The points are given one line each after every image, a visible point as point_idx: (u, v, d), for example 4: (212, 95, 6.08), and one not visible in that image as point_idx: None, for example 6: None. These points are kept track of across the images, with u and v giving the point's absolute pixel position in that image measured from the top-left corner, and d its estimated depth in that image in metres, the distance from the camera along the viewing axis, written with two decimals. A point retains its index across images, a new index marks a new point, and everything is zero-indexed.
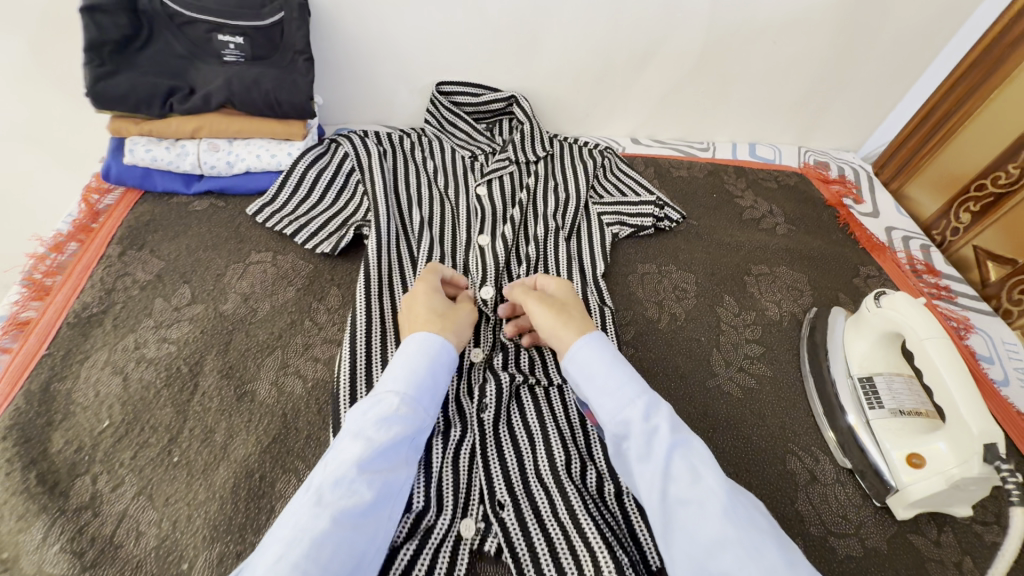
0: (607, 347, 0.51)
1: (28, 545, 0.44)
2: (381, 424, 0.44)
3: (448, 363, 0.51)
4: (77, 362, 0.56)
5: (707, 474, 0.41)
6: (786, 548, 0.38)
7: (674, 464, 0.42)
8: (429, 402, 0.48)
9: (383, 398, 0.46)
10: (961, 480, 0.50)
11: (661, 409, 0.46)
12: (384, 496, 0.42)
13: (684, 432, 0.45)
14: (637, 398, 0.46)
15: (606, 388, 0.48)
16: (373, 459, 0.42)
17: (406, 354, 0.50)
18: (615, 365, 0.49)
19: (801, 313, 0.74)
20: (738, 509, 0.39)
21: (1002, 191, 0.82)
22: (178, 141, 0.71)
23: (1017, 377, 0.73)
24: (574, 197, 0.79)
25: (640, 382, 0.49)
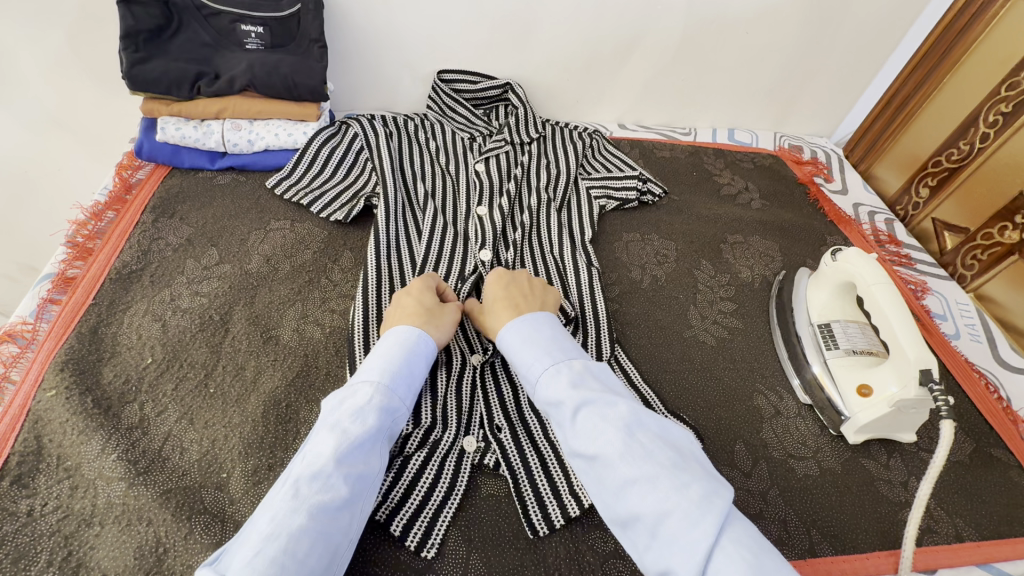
0: (527, 324, 0.56)
1: (89, 454, 0.51)
2: (355, 415, 0.46)
3: (424, 353, 0.54)
4: (121, 311, 0.63)
5: (606, 424, 0.45)
6: (680, 470, 0.41)
7: (582, 422, 0.46)
8: (403, 388, 0.51)
9: (360, 389, 0.49)
10: (901, 401, 0.57)
11: (567, 373, 0.50)
12: (360, 487, 0.44)
13: (590, 389, 0.48)
14: (549, 370, 0.51)
15: (523, 365, 0.53)
16: (348, 453, 0.44)
17: (384, 348, 0.53)
18: (529, 339, 0.54)
19: (771, 276, 0.81)
20: (637, 444, 0.43)
21: (955, 166, 0.90)
22: (204, 121, 0.79)
23: (967, 331, 0.80)
24: (565, 174, 0.86)
25: (553, 352, 0.52)
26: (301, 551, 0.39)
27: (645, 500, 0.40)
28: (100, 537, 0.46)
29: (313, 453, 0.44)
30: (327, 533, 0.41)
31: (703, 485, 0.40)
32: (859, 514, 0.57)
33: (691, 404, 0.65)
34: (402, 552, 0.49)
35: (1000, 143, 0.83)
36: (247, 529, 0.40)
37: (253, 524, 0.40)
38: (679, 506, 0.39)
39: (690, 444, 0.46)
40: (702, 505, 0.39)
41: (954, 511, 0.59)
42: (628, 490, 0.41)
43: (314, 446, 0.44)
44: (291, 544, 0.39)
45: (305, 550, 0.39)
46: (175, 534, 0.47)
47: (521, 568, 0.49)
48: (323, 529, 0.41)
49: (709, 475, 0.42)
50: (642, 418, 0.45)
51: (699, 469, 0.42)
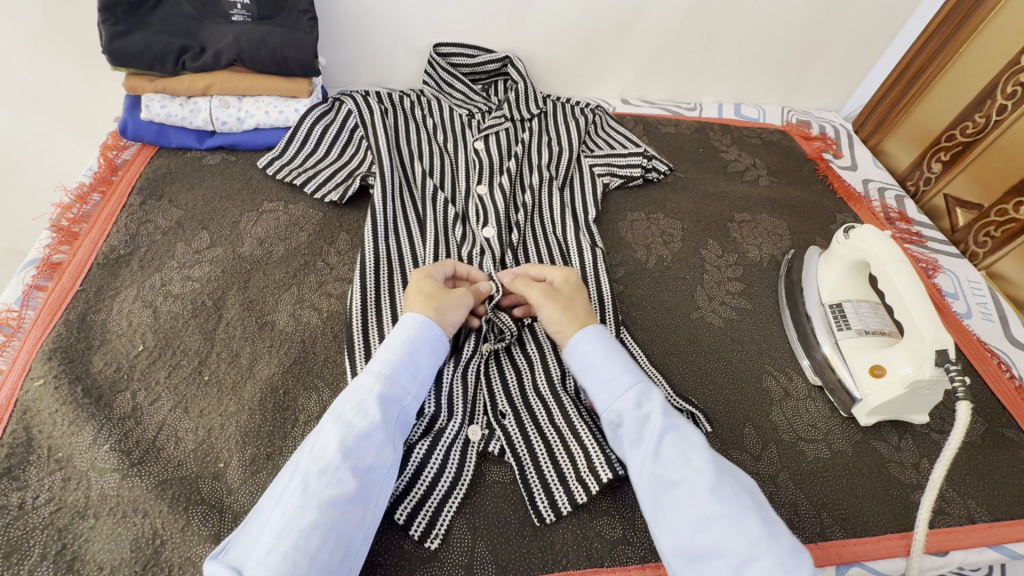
0: (602, 337, 0.54)
1: (80, 445, 0.49)
2: (359, 407, 0.46)
3: (431, 340, 0.52)
4: (110, 297, 0.60)
5: (696, 457, 0.45)
6: (766, 518, 0.42)
7: (665, 449, 0.46)
8: (407, 378, 0.50)
9: (364, 380, 0.48)
10: (915, 382, 0.56)
11: (653, 397, 0.49)
12: (368, 479, 0.43)
13: (676, 417, 0.48)
14: (632, 388, 0.50)
15: (604, 378, 0.51)
16: (353, 446, 0.44)
17: (389, 335, 0.52)
18: (611, 355, 0.53)
19: (780, 255, 0.79)
20: (725, 484, 0.43)
21: (969, 140, 0.87)
22: (190, 98, 0.75)
23: (979, 310, 0.78)
24: (567, 151, 0.83)
25: (636, 372, 0.52)
26: (312, 547, 0.38)
27: (730, 539, 0.40)
28: (95, 530, 0.45)
29: (320, 447, 0.44)
30: (339, 527, 0.40)
31: (789, 537, 0.41)
32: (870, 497, 0.56)
33: (699, 387, 0.63)
34: (405, 541, 0.48)
35: (1016, 117, 0.80)
36: (259, 525, 0.40)
37: (267, 520, 0.40)
38: (769, 553, 0.39)
39: (760, 492, 0.46)
40: (791, 554, 0.39)
41: (966, 492, 0.58)
42: (708, 525, 0.41)
43: (321, 440, 0.44)
44: (301, 540, 0.38)
45: (317, 545, 0.39)
46: (172, 526, 0.46)
47: (527, 556, 0.48)
48: (334, 524, 0.40)
49: (783, 527, 0.42)
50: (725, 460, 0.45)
51: (774, 517, 0.43)
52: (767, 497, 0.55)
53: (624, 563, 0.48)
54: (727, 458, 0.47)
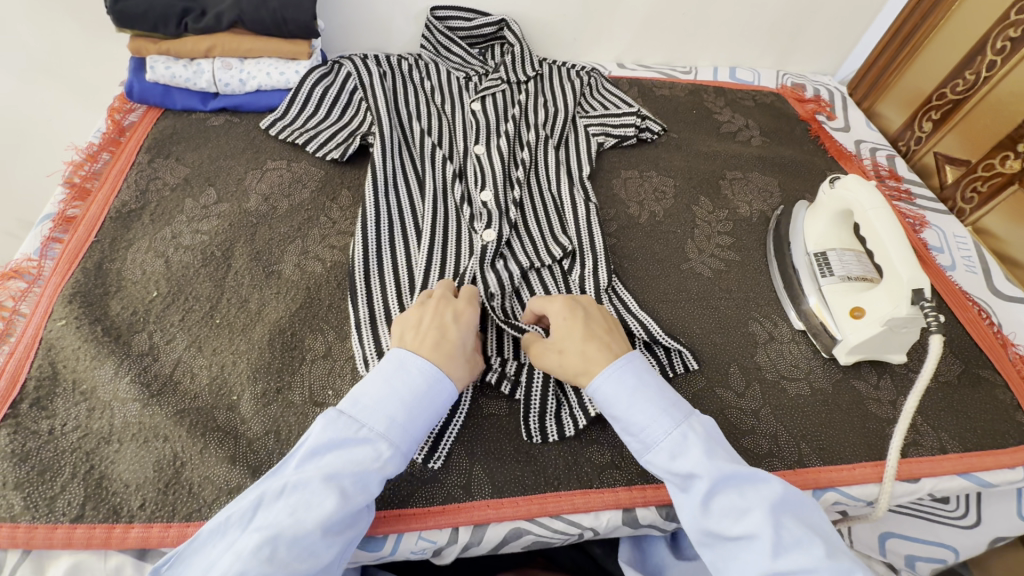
0: (623, 376, 0.50)
1: (103, 378, 0.52)
2: (359, 478, 0.43)
3: (445, 413, 0.49)
4: (123, 249, 0.63)
5: (751, 509, 0.42)
6: (838, 562, 0.39)
7: (716, 503, 0.44)
8: (414, 453, 0.47)
9: (372, 442, 0.44)
10: (893, 320, 0.58)
11: (694, 439, 0.46)
12: (339, 555, 0.41)
13: (722, 463, 0.44)
14: (668, 438, 0.47)
15: (637, 425, 0.48)
16: (339, 521, 0.41)
17: (412, 390, 0.47)
18: (637, 398, 0.49)
19: (770, 211, 0.82)
20: (787, 533, 0.41)
21: (959, 97, 0.88)
22: (193, 60, 0.77)
23: (963, 263, 0.80)
24: (562, 112, 0.85)
25: (667, 413, 0.48)
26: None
27: None
28: (120, 453, 0.48)
29: (303, 506, 0.40)
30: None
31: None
32: (848, 429, 0.59)
33: (688, 331, 0.66)
34: (408, 464, 0.51)
35: (1006, 71, 0.81)
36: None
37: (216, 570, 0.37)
38: None
39: (828, 520, 0.44)
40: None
41: (939, 425, 0.61)
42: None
43: (308, 502, 0.40)
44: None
45: None
46: (190, 449, 0.49)
47: (522, 479, 0.51)
48: None
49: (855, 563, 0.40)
50: (789, 498, 0.43)
51: (846, 552, 0.41)
52: (749, 429, 0.58)
53: (612, 485, 0.52)
54: (794, 488, 0.44)
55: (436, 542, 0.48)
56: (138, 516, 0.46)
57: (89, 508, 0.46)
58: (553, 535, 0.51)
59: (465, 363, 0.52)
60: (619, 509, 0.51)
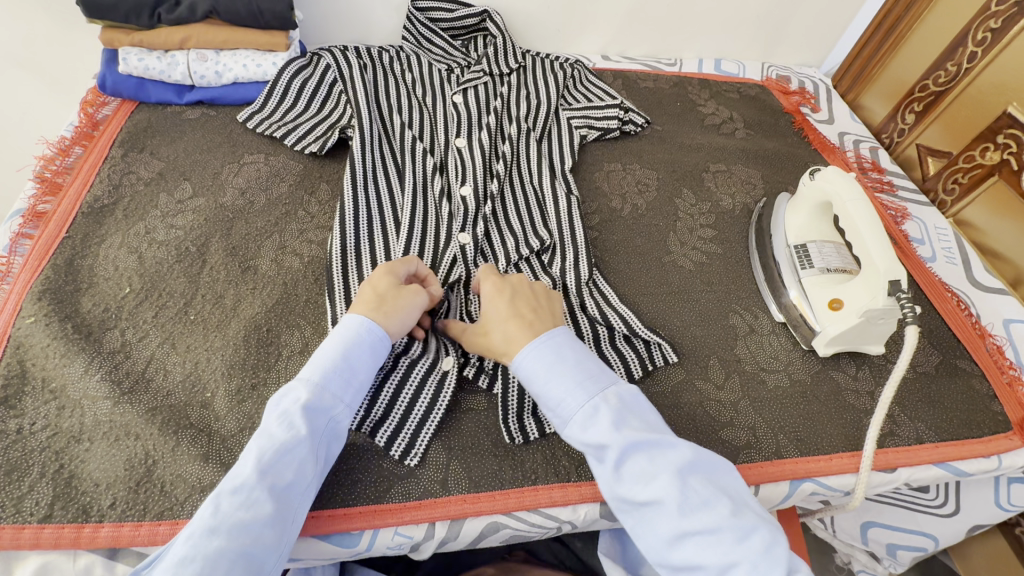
0: (539, 354, 0.50)
1: (73, 376, 0.52)
2: (283, 419, 0.44)
3: (370, 345, 0.50)
4: (96, 244, 0.62)
5: (660, 472, 0.44)
6: (741, 519, 0.42)
7: (627, 470, 0.45)
8: (341, 386, 0.48)
9: (294, 390, 0.46)
10: (870, 311, 0.58)
11: (605, 410, 0.47)
12: (286, 498, 0.42)
13: (630, 431, 0.45)
14: (581, 410, 0.47)
15: (556, 398, 0.48)
16: (272, 463, 0.42)
17: (326, 340, 0.50)
18: (552, 372, 0.49)
19: (752, 203, 0.82)
20: (692, 492, 0.43)
21: (941, 89, 0.88)
22: (168, 52, 0.76)
23: (943, 254, 0.81)
24: (545, 104, 0.84)
25: (582, 386, 0.48)
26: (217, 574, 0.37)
27: (706, 552, 0.41)
28: (90, 452, 0.48)
29: (239, 464, 0.42)
30: (249, 553, 0.39)
31: (766, 533, 0.41)
32: (826, 420, 0.60)
33: (668, 324, 0.66)
34: (384, 460, 0.51)
35: (986, 63, 0.81)
36: (167, 554, 0.39)
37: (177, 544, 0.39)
38: (744, 559, 0.40)
39: (739, 475, 0.46)
40: (766, 555, 0.40)
41: (916, 416, 0.61)
42: (682, 541, 0.42)
43: (242, 459, 0.43)
44: (207, 569, 0.37)
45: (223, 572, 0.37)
46: (162, 447, 0.49)
47: (500, 474, 0.51)
48: (245, 549, 0.39)
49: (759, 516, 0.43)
50: (695, 459, 0.44)
51: (749, 507, 0.43)
52: (728, 421, 0.58)
53: (590, 479, 0.52)
54: (700, 449, 0.46)
55: (412, 538, 0.48)
56: (108, 515, 0.45)
57: (58, 507, 0.45)
58: (531, 529, 0.51)
59: (386, 297, 0.53)
60: (597, 503, 0.51)
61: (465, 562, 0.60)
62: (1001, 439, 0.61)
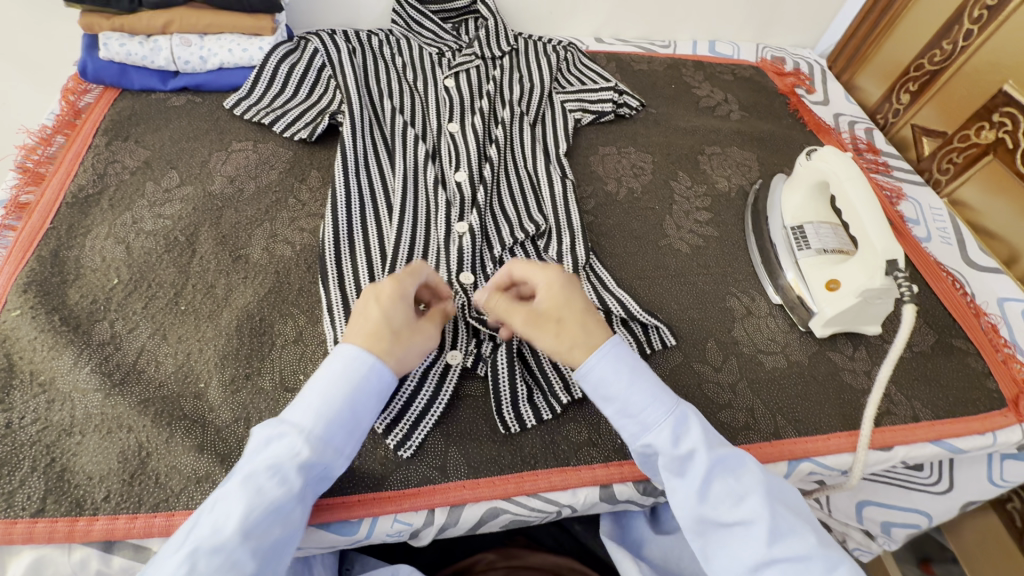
0: (619, 364, 0.49)
1: (62, 368, 0.51)
2: (276, 472, 0.41)
3: (376, 390, 0.46)
4: (82, 235, 0.61)
5: (748, 496, 0.44)
6: (827, 549, 0.42)
7: (712, 489, 0.45)
8: (343, 438, 0.44)
9: (285, 437, 0.43)
10: (867, 291, 0.58)
11: (692, 426, 0.47)
12: (272, 556, 0.39)
13: (715, 449, 0.46)
14: (666, 421, 0.47)
15: (633, 409, 0.48)
16: (259, 521, 0.39)
17: (329, 372, 0.46)
18: (637, 383, 0.48)
19: (748, 185, 0.81)
20: (781, 520, 0.43)
21: (936, 68, 0.88)
22: (150, 37, 0.73)
23: (938, 234, 0.81)
24: (538, 87, 0.83)
25: (662, 400, 0.48)
26: None
27: None
28: (82, 445, 0.47)
29: (223, 515, 0.39)
30: None
31: (853, 566, 0.41)
32: (823, 400, 0.60)
33: (665, 306, 0.66)
34: (382, 448, 0.50)
35: (982, 41, 0.81)
36: None
37: None
38: None
39: (807, 504, 0.46)
40: None
41: (912, 394, 0.62)
42: (766, 567, 0.42)
43: (223, 511, 0.39)
44: None
45: None
46: (156, 439, 0.48)
47: (498, 460, 0.51)
48: None
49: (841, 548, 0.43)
50: (779, 486, 0.45)
51: (828, 537, 0.44)
52: (726, 403, 0.58)
53: (589, 462, 0.52)
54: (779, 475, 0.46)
55: (412, 525, 0.48)
56: (103, 508, 0.44)
57: (50, 501, 0.44)
58: (531, 513, 0.51)
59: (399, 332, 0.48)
60: (597, 487, 0.51)
61: (465, 548, 0.60)
62: (995, 417, 0.61)
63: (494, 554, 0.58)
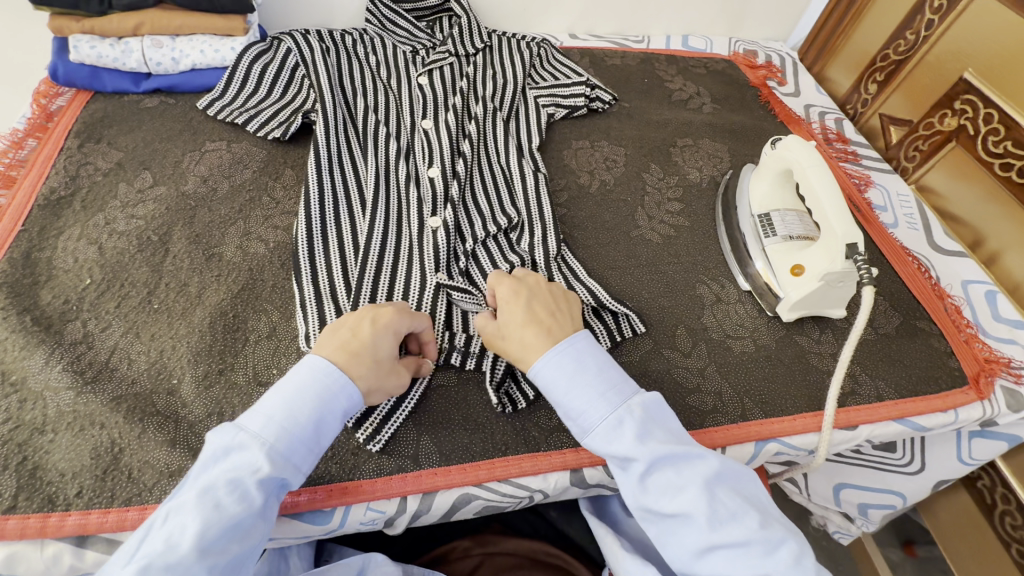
0: (558, 364, 0.50)
1: (34, 368, 0.51)
2: (234, 486, 0.40)
3: (341, 411, 0.47)
4: (54, 236, 0.61)
5: (687, 486, 0.44)
6: (770, 531, 0.42)
7: (652, 482, 0.45)
8: (302, 455, 0.44)
9: (244, 450, 0.42)
10: (829, 274, 0.60)
11: (630, 422, 0.47)
12: (229, 574, 0.39)
13: (656, 443, 0.45)
14: (606, 421, 0.47)
15: (576, 408, 0.48)
16: (217, 538, 0.38)
17: (293, 384, 0.46)
18: (576, 382, 0.49)
19: (719, 176, 0.82)
20: (722, 507, 0.43)
21: (901, 58, 0.90)
22: (122, 39, 0.74)
23: (905, 220, 0.83)
24: (512, 83, 0.84)
25: (605, 397, 0.48)
26: None
27: (735, 566, 0.41)
28: (55, 443, 0.47)
29: (178, 530, 0.38)
30: None
31: (794, 547, 0.42)
32: (789, 382, 0.61)
33: (636, 295, 0.67)
34: (354, 441, 0.51)
35: (943, 31, 0.83)
36: None
37: None
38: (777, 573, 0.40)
39: (757, 488, 0.46)
40: (797, 567, 0.40)
41: (876, 375, 0.63)
42: (710, 554, 0.42)
43: (177, 525, 0.38)
44: None
45: None
46: (128, 435, 0.48)
47: (470, 447, 0.52)
48: None
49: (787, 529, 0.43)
50: (723, 472, 0.45)
51: (777, 520, 0.44)
52: (695, 387, 0.59)
53: (560, 448, 0.53)
54: (727, 460, 0.46)
55: (385, 513, 0.49)
56: (75, 504, 0.45)
57: (22, 498, 0.45)
58: (503, 499, 0.51)
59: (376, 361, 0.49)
60: (567, 472, 0.52)
61: (442, 536, 0.61)
62: (957, 395, 0.63)
63: (470, 542, 0.59)
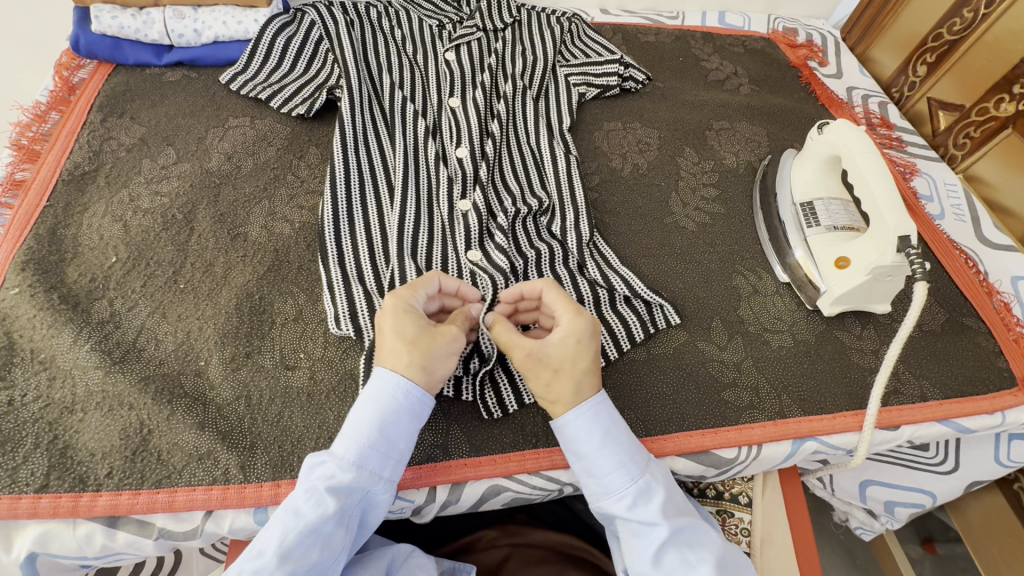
0: (590, 424, 0.46)
1: (62, 347, 0.51)
2: (312, 496, 0.40)
3: (410, 410, 0.44)
4: (79, 213, 0.60)
5: (698, 567, 0.43)
6: None
7: (666, 557, 0.44)
8: (379, 461, 0.43)
9: (326, 462, 0.42)
10: (877, 268, 0.57)
11: (654, 495, 0.46)
12: None
13: (677, 517, 0.45)
14: (632, 488, 0.45)
15: (599, 471, 0.46)
16: (296, 546, 0.38)
17: (361, 393, 0.44)
18: (605, 448, 0.46)
19: (756, 161, 0.79)
20: None
21: (955, 38, 0.84)
22: (143, 9, 0.72)
23: (953, 212, 0.79)
24: (541, 60, 0.80)
25: (631, 462, 0.46)
26: None
27: None
28: (84, 423, 0.47)
29: (264, 538, 0.39)
30: None
31: None
32: (830, 379, 0.59)
33: (669, 283, 0.65)
34: None
35: (1005, 9, 0.77)
36: None
37: None
38: None
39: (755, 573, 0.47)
40: None
41: (920, 373, 0.61)
42: None
43: (266, 533, 0.39)
44: None
45: None
46: (157, 416, 0.48)
47: (500, 439, 0.51)
48: None
49: None
50: (729, 556, 0.45)
51: None
52: (731, 382, 0.57)
53: None
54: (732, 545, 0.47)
55: (414, 502, 0.48)
56: (106, 485, 0.45)
57: (54, 477, 0.44)
58: (532, 492, 0.51)
59: (419, 343, 0.45)
60: None
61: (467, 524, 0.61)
62: (1004, 396, 0.60)
63: (496, 531, 0.58)
